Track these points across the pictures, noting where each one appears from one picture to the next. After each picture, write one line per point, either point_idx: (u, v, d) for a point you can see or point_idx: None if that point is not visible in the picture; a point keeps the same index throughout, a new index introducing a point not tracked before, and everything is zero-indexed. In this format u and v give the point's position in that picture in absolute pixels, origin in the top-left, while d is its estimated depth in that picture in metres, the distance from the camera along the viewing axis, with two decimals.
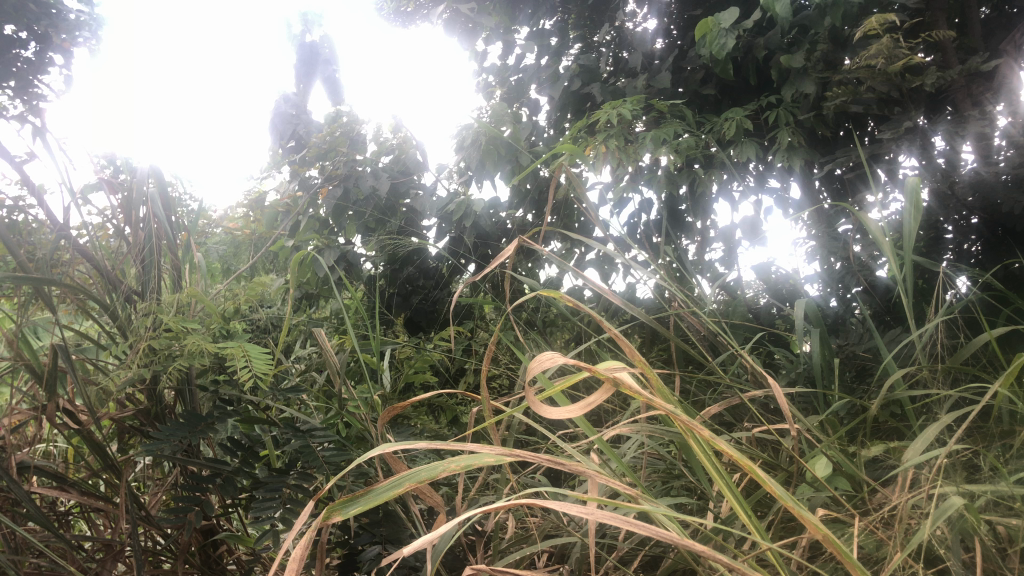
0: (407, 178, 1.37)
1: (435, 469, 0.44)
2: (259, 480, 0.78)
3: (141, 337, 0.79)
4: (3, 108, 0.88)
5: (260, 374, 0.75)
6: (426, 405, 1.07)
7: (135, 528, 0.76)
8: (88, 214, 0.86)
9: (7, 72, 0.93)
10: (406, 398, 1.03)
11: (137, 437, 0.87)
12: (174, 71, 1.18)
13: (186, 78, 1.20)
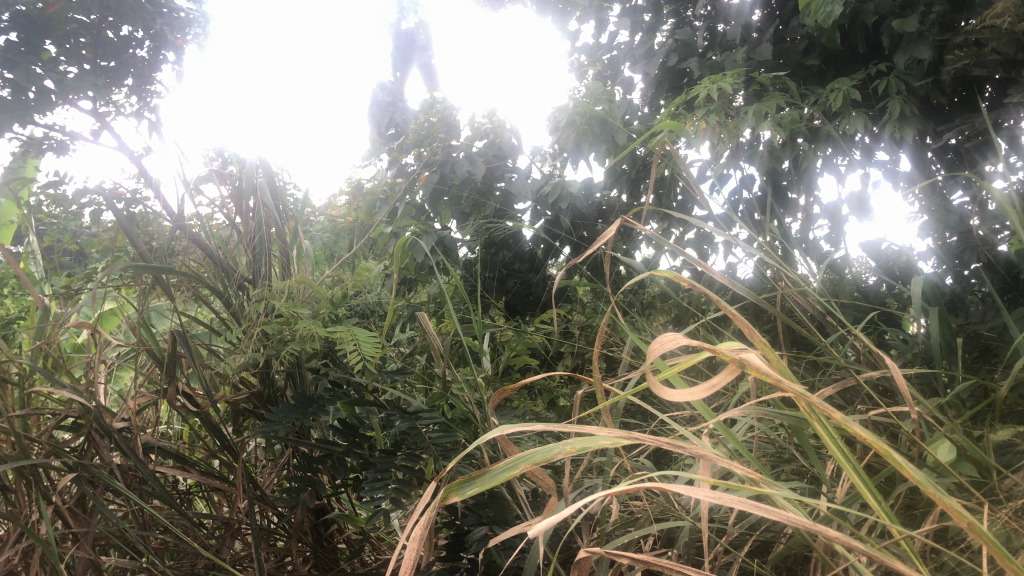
0: (501, 163, 1.37)
1: (550, 452, 0.44)
2: (368, 461, 0.80)
3: (255, 322, 0.82)
4: (119, 105, 1.10)
5: (371, 358, 0.77)
6: (526, 387, 1.07)
7: (252, 506, 0.79)
8: (201, 204, 0.91)
9: (132, 71, 1.12)
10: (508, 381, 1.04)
11: (250, 419, 0.90)
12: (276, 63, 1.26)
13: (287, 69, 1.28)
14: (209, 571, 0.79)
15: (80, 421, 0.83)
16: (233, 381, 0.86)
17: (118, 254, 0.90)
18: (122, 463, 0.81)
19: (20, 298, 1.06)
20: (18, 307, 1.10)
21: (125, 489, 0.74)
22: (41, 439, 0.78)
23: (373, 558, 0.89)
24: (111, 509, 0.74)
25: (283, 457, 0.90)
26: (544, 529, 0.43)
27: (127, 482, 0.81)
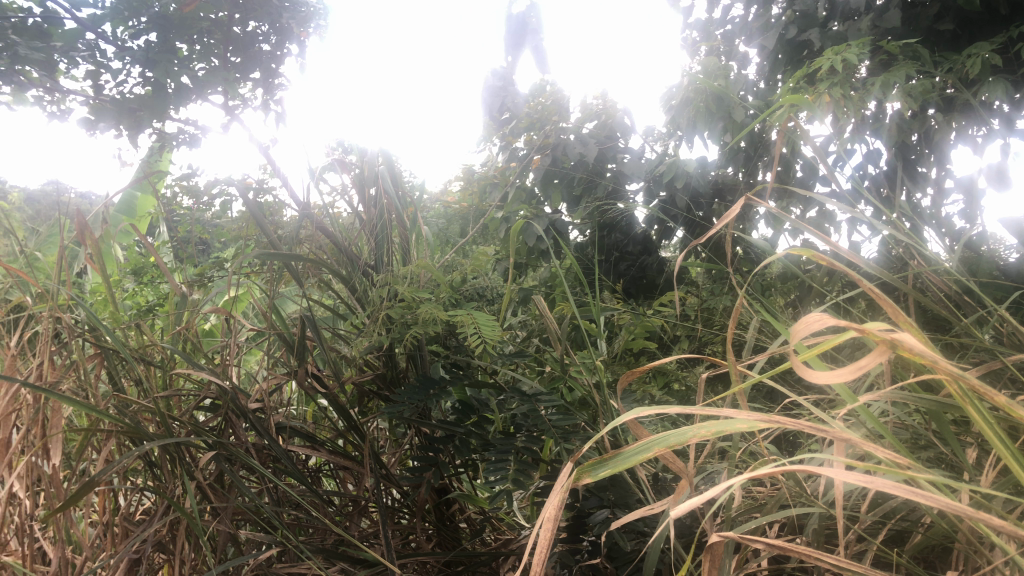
0: (614, 143, 1.35)
1: (684, 436, 0.43)
2: (490, 442, 0.81)
3: (379, 306, 0.84)
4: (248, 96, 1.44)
5: (492, 342, 0.77)
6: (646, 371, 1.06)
7: (378, 485, 0.82)
8: (325, 192, 0.93)
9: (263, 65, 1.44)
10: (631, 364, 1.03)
11: (375, 401, 0.93)
12: (400, 51, 1.27)
13: (412, 57, 1.30)
14: (338, 547, 0.82)
15: (218, 402, 0.87)
16: (358, 363, 0.88)
17: (248, 243, 0.93)
18: (257, 442, 0.85)
19: (162, 285, 1.13)
20: (159, 294, 1.18)
21: (260, 467, 0.78)
22: (182, 419, 0.83)
23: (493, 538, 0.91)
24: (247, 486, 0.78)
25: (405, 438, 0.92)
26: (685, 512, 0.42)
27: (262, 459, 0.85)
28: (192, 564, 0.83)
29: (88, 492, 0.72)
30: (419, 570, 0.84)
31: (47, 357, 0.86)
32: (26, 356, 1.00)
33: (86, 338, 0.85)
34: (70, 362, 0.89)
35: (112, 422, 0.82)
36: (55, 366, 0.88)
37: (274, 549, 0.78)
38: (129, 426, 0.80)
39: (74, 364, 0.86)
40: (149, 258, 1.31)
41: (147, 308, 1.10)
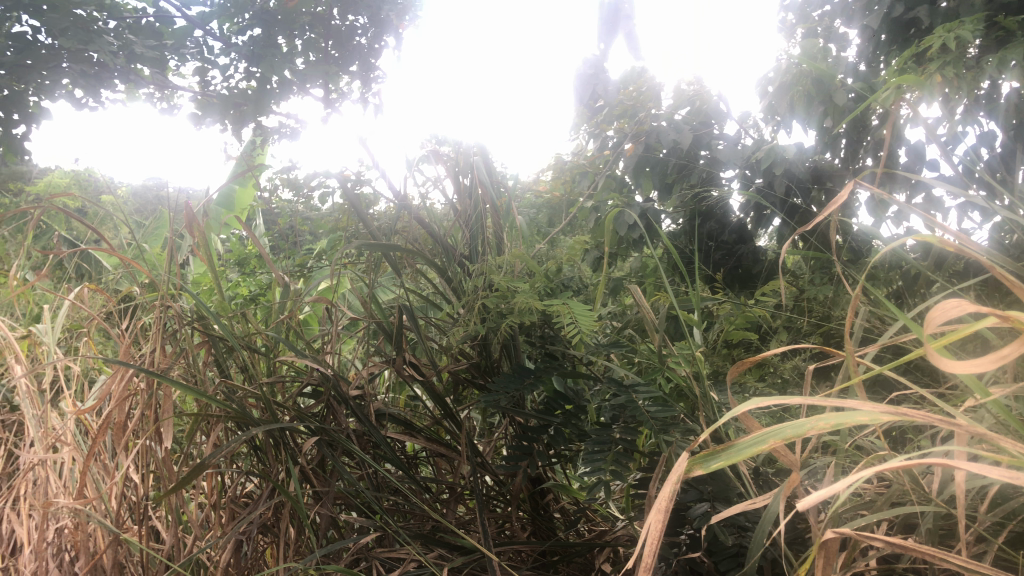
0: (709, 129, 1.31)
1: (802, 428, 0.42)
2: (587, 433, 0.80)
3: (476, 296, 0.85)
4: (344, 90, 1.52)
5: (591, 332, 0.75)
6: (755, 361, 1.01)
7: (475, 472, 0.83)
8: (420, 183, 0.95)
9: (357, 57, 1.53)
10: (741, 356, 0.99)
11: (470, 390, 0.93)
12: None
13: None
14: (435, 533, 0.84)
15: (319, 388, 0.90)
16: (453, 352, 0.89)
17: (345, 233, 0.97)
18: (357, 428, 0.87)
19: (263, 275, 1.16)
20: (261, 284, 1.21)
21: (360, 452, 0.81)
22: (287, 405, 0.87)
23: (588, 529, 0.90)
24: (349, 471, 0.80)
25: (500, 427, 0.93)
26: (814, 502, 0.42)
27: (362, 444, 0.88)
28: (296, 546, 0.86)
29: (199, 475, 0.76)
30: (515, 559, 0.85)
31: (159, 345, 0.90)
32: (139, 344, 1.05)
33: (195, 325, 0.89)
34: (180, 348, 0.92)
35: (220, 406, 0.85)
36: (167, 354, 0.92)
37: (374, 533, 0.80)
38: (236, 411, 0.83)
39: (184, 351, 0.90)
40: (251, 249, 1.35)
41: (250, 297, 1.14)
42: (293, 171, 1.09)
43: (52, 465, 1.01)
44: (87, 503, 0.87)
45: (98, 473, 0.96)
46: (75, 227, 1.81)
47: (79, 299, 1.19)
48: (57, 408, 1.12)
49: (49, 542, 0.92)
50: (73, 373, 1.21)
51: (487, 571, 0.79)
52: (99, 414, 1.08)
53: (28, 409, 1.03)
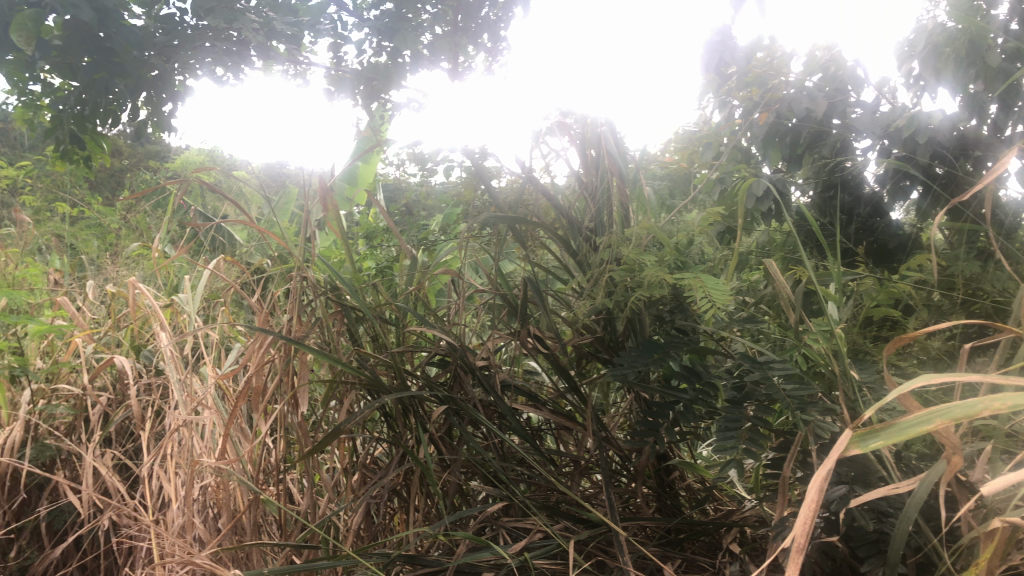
0: (844, 96, 1.25)
1: (976, 410, 0.41)
2: (718, 411, 0.78)
3: (603, 269, 0.84)
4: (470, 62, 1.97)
5: (724, 305, 0.72)
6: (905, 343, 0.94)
7: (601, 446, 0.83)
8: (544, 156, 0.94)
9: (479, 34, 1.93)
10: (882, 335, 0.94)
11: (595, 364, 0.93)
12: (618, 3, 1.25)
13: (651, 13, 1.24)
14: (561, 505, 0.85)
15: (446, 358, 0.93)
16: (577, 325, 0.89)
17: (469, 206, 0.98)
18: (483, 398, 0.90)
19: (392, 248, 1.18)
20: (386, 258, 1.24)
21: (488, 422, 0.83)
22: (415, 373, 0.91)
23: (715, 508, 0.88)
24: (475, 438, 0.83)
25: (625, 402, 0.92)
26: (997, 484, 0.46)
27: (488, 414, 0.90)
28: (425, 511, 0.90)
29: (336, 438, 0.80)
30: (641, 535, 0.85)
31: (296, 314, 0.94)
32: (276, 314, 1.10)
33: (329, 296, 0.93)
34: (315, 318, 0.96)
35: (354, 373, 0.89)
36: (303, 323, 0.96)
37: (501, 502, 0.82)
38: (369, 377, 0.87)
39: (319, 319, 0.95)
40: (376, 223, 1.38)
41: (376, 270, 1.16)
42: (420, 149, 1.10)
43: (196, 426, 1.07)
44: (230, 462, 0.92)
45: (238, 436, 1.02)
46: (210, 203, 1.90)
47: (218, 270, 1.25)
48: (199, 373, 1.18)
49: (195, 498, 0.99)
50: (212, 341, 1.28)
51: (613, 546, 0.79)
52: (237, 380, 1.14)
53: (174, 373, 1.09)
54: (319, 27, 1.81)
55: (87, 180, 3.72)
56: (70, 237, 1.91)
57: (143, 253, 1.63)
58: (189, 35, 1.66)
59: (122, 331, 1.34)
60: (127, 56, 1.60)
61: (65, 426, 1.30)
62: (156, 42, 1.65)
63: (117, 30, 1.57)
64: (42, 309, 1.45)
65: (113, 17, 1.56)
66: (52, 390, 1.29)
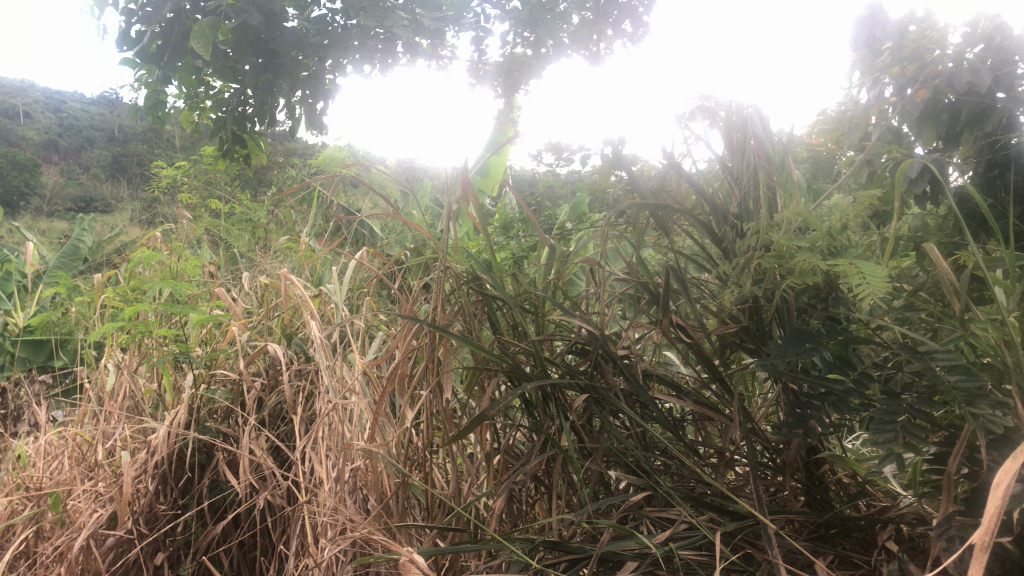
0: (1012, 67, 1.14)
1: None
2: (875, 404, 0.74)
3: (750, 256, 0.82)
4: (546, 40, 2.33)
5: (882, 291, 0.69)
6: None
7: (748, 437, 0.81)
8: (683, 140, 0.93)
9: (630, 13, 2.45)
10: None
11: (740, 354, 0.91)
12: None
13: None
14: (707, 496, 0.83)
15: (587, 347, 0.94)
16: (721, 313, 0.87)
17: (608, 194, 0.98)
18: (626, 388, 0.89)
19: (529, 237, 1.20)
20: (523, 247, 1.26)
21: (629, 410, 0.83)
22: (557, 361, 0.91)
23: (868, 504, 0.85)
24: (618, 427, 0.83)
25: (772, 393, 0.90)
26: None
27: (630, 404, 0.90)
28: (567, 499, 0.90)
29: (481, 424, 0.83)
30: (790, 529, 0.82)
31: (440, 303, 0.97)
32: (419, 303, 1.14)
33: (471, 286, 0.96)
34: (458, 307, 0.99)
35: (497, 360, 0.92)
36: (446, 311, 0.99)
37: (645, 492, 0.81)
38: (511, 365, 0.88)
39: (462, 308, 0.98)
40: (511, 213, 1.40)
41: (513, 259, 1.18)
42: (560, 145, 1.11)
43: (345, 410, 1.12)
44: (378, 445, 0.96)
45: (384, 420, 1.06)
46: (351, 198, 1.98)
47: (362, 261, 1.30)
48: (346, 360, 1.23)
49: (346, 478, 1.03)
50: (357, 329, 1.34)
51: (762, 539, 0.77)
52: (382, 367, 1.19)
53: (324, 360, 1.15)
54: (462, 20, 2.44)
55: (237, 178, 3.96)
56: (225, 232, 2.03)
57: (291, 246, 1.72)
58: (338, 38, 2.22)
59: (274, 320, 1.42)
60: (288, 55, 2.14)
61: (224, 410, 1.39)
62: (311, 44, 2.21)
63: (281, 34, 2.08)
64: (203, 300, 1.55)
65: (277, 22, 2.04)
66: (212, 375, 1.38)
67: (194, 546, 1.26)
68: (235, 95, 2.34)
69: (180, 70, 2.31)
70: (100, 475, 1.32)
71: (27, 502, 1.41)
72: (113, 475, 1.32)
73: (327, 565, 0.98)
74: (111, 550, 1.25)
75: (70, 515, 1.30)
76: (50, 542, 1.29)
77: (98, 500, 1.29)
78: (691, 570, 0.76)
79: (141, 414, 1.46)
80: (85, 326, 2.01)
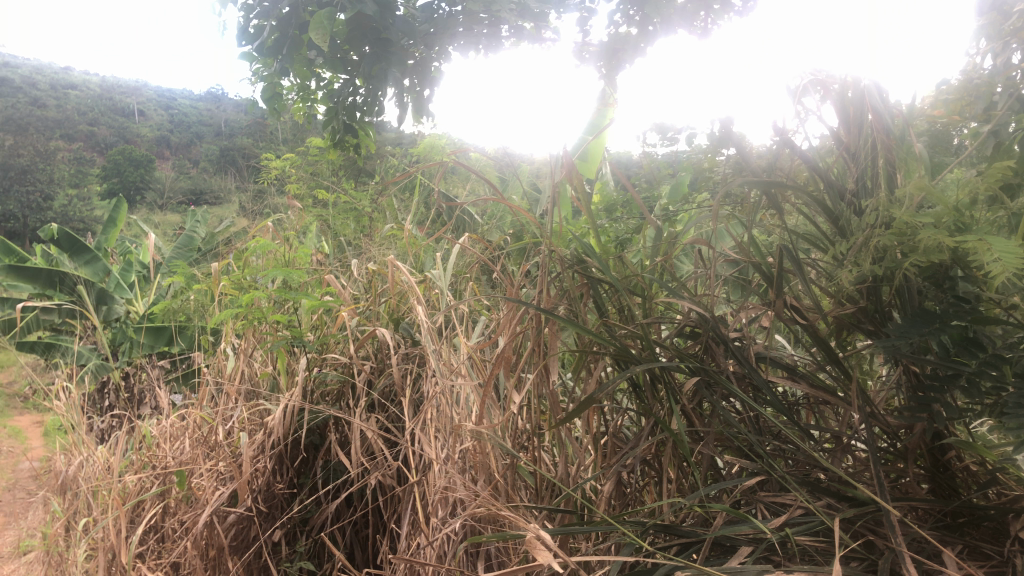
0: None
1: None
2: (1009, 388, 0.70)
3: (870, 235, 0.78)
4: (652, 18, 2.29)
5: (1016, 269, 0.64)
6: None
7: (867, 421, 0.78)
8: (796, 118, 0.90)
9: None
10: None
11: (857, 336, 0.88)
12: None
13: None
14: (824, 481, 0.81)
15: (697, 329, 0.93)
16: (838, 293, 0.84)
17: (716, 175, 0.97)
18: (737, 371, 0.88)
19: (633, 219, 1.19)
20: (626, 229, 1.25)
21: (742, 394, 0.81)
22: (666, 344, 0.91)
23: (999, 492, 0.80)
24: (731, 411, 0.82)
25: (892, 375, 0.86)
26: None
27: (743, 387, 0.88)
28: (678, 482, 0.90)
29: (590, 406, 0.83)
30: (913, 517, 0.79)
31: (546, 286, 0.98)
32: (524, 287, 1.15)
33: (576, 269, 0.96)
34: (564, 291, 1.00)
35: (605, 344, 0.92)
36: (553, 295, 1.00)
37: (759, 477, 0.80)
38: (619, 348, 0.88)
39: (568, 291, 0.98)
40: (613, 196, 1.40)
41: (617, 242, 1.18)
42: (664, 124, 1.10)
43: (452, 392, 1.15)
44: (486, 427, 0.97)
45: (491, 402, 1.08)
46: (452, 184, 2.01)
47: (465, 247, 1.32)
48: (452, 343, 1.26)
49: (455, 460, 1.06)
50: (462, 314, 1.36)
51: (884, 527, 0.74)
52: (487, 350, 1.21)
53: (431, 344, 1.17)
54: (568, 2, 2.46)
55: (341, 167, 4.06)
56: (331, 221, 2.10)
57: (395, 234, 1.76)
58: (443, 26, 2.27)
59: (382, 305, 1.46)
60: (399, 44, 2.24)
61: (335, 392, 1.44)
62: (420, 32, 2.26)
63: (394, 22, 2.18)
64: (313, 287, 1.61)
65: (391, 10, 2.15)
66: (324, 359, 1.43)
67: (311, 523, 1.32)
68: (345, 87, 2.48)
69: (296, 62, 2.43)
70: (222, 455, 1.39)
71: (155, 480, 1.50)
72: (233, 455, 1.39)
73: (440, 544, 1.01)
74: (233, 526, 1.31)
75: (195, 492, 1.37)
76: (177, 517, 1.37)
77: (220, 478, 1.36)
78: (809, 557, 0.74)
79: (258, 396, 1.53)
80: (204, 313, 2.12)
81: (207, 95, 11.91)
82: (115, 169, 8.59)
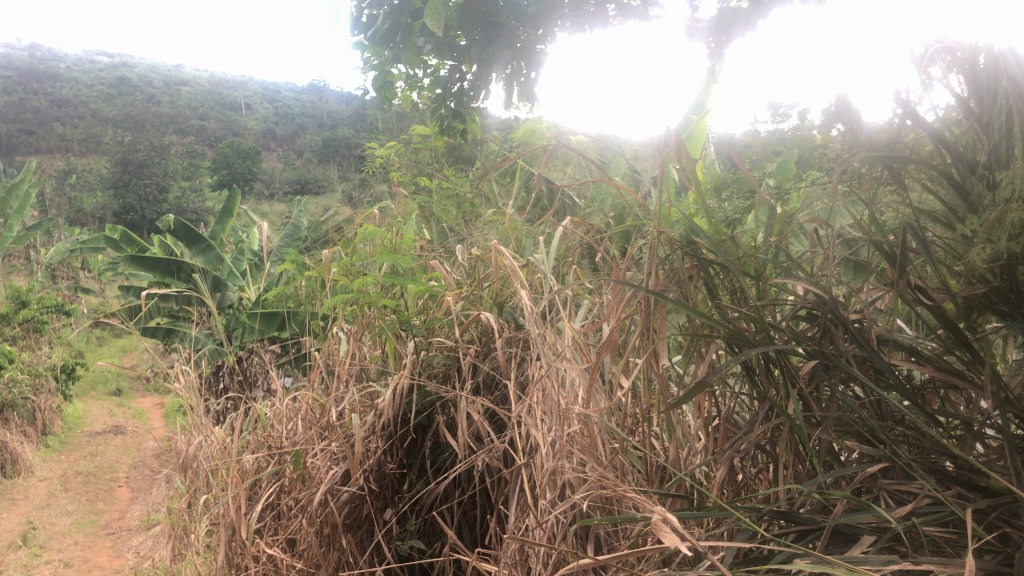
0: None
1: None
2: None
3: (1004, 210, 0.73)
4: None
5: None
6: None
7: (1002, 407, 0.74)
8: (922, 90, 0.86)
9: None
10: None
11: (989, 317, 0.82)
12: None
13: None
14: (954, 470, 0.77)
15: (813, 311, 0.90)
16: (968, 271, 0.79)
17: (832, 151, 0.94)
18: (858, 354, 0.85)
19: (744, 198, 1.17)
20: (735, 210, 1.22)
21: (864, 378, 0.78)
22: (782, 327, 0.88)
23: None
24: (852, 395, 0.79)
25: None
26: None
27: (864, 372, 0.85)
28: (795, 468, 0.87)
29: (703, 390, 0.81)
30: None
31: (656, 268, 0.97)
32: (630, 270, 1.14)
33: (686, 251, 0.95)
34: (674, 273, 0.98)
35: (717, 326, 0.90)
36: (662, 277, 0.98)
37: (882, 464, 0.77)
38: (732, 331, 0.86)
39: (677, 273, 0.97)
40: (719, 174, 1.36)
41: (726, 222, 1.15)
42: (775, 101, 1.05)
43: (558, 375, 1.15)
44: (594, 410, 0.97)
45: (599, 386, 1.07)
46: (553, 168, 2.01)
47: (569, 230, 1.32)
48: (557, 326, 1.26)
49: (562, 443, 1.06)
50: (565, 297, 1.36)
51: (1022, 519, 0.69)
52: (593, 334, 1.20)
53: (537, 328, 1.18)
54: None
55: (441, 154, 4.10)
56: (435, 207, 2.13)
57: (497, 219, 1.77)
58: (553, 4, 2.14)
59: (486, 289, 1.47)
60: (510, 28, 2.25)
61: (442, 374, 1.46)
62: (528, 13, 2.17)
63: (508, 6, 2.20)
64: (419, 272, 1.64)
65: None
66: (431, 342, 1.45)
67: (420, 503, 1.35)
68: (452, 73, 2.51)
69: (407, 50, 2.49)
70: (335, 435, 1.43)
71: (271, 459, 1.56)
72: (345, 435, 1.44)
73: (550, 525, 1.02)
74: (347, 504, 1.36)
75: (309, 472, 1.42)
76: (293, 495, 1.42)
77: (333, 458, 1.41)
78: (938, 548, 0.71)
79: (367, 379, 1.57)
80: (314, 298, 2.18)
81: (309, 87, 12.23)
82: (227, 161, 8.95)
